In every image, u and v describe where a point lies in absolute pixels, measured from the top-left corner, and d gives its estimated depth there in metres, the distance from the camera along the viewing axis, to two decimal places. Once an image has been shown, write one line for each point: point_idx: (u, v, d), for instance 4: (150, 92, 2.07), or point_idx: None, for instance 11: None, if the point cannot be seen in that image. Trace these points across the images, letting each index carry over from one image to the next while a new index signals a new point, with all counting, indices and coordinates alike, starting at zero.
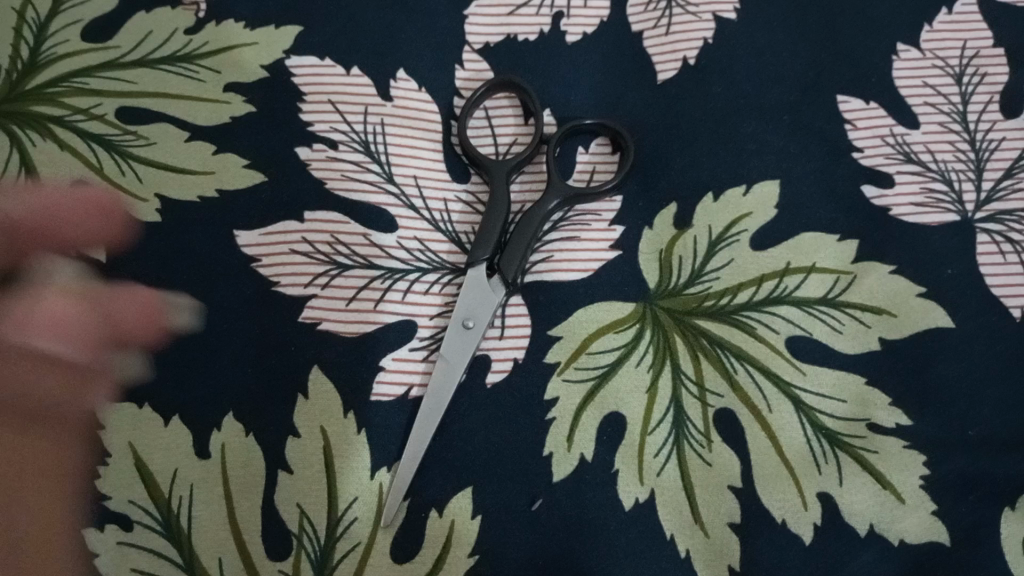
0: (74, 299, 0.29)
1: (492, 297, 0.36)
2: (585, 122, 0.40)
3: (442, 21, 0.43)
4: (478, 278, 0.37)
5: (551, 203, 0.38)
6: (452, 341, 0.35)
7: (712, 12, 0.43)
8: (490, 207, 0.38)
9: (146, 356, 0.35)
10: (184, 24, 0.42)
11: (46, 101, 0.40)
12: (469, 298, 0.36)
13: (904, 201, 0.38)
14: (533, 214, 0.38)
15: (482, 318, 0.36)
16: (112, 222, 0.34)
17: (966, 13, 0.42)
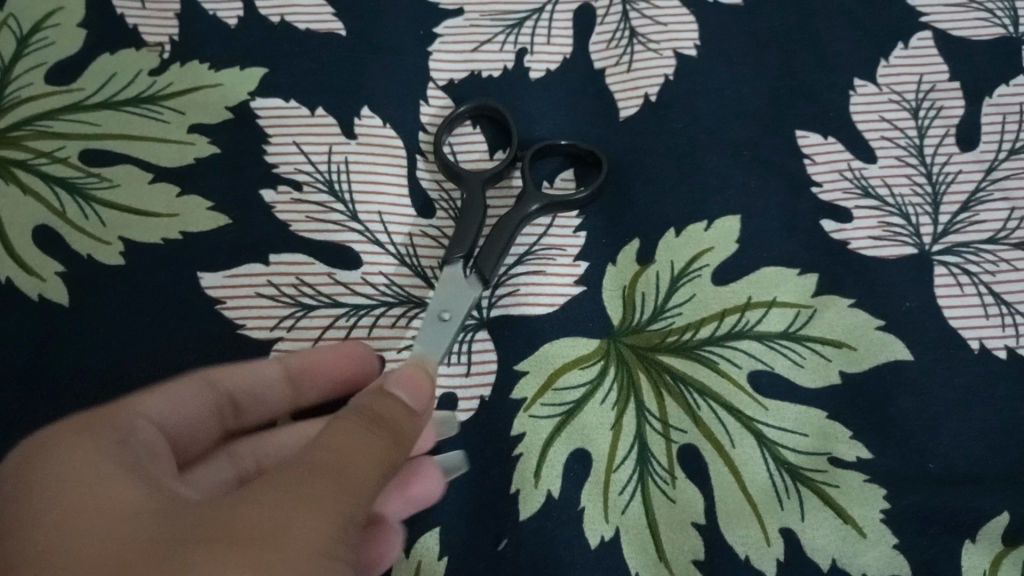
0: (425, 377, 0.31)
1: (470, 292, 0.36)
2: (560, 142, 0.41)
3: (406, 59, 0.43)
4: (454, 276, 0.37)
5: (531, 206, 0.39)
6: (429, 332, 0.35)
7: (672, 49, 0.43)
8: (466, 215, 0.38)
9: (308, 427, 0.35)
10: (148, 65, 0.42)
11: (9, 144, 0.40)
12: (447, 291, 0.36)
13: (862, 234, 0.39)
14: (512, 216, 0.38)
15: (460, 312, 0.36)
16: (341, 380, 0.34)
17: (922, 47, 0.42)
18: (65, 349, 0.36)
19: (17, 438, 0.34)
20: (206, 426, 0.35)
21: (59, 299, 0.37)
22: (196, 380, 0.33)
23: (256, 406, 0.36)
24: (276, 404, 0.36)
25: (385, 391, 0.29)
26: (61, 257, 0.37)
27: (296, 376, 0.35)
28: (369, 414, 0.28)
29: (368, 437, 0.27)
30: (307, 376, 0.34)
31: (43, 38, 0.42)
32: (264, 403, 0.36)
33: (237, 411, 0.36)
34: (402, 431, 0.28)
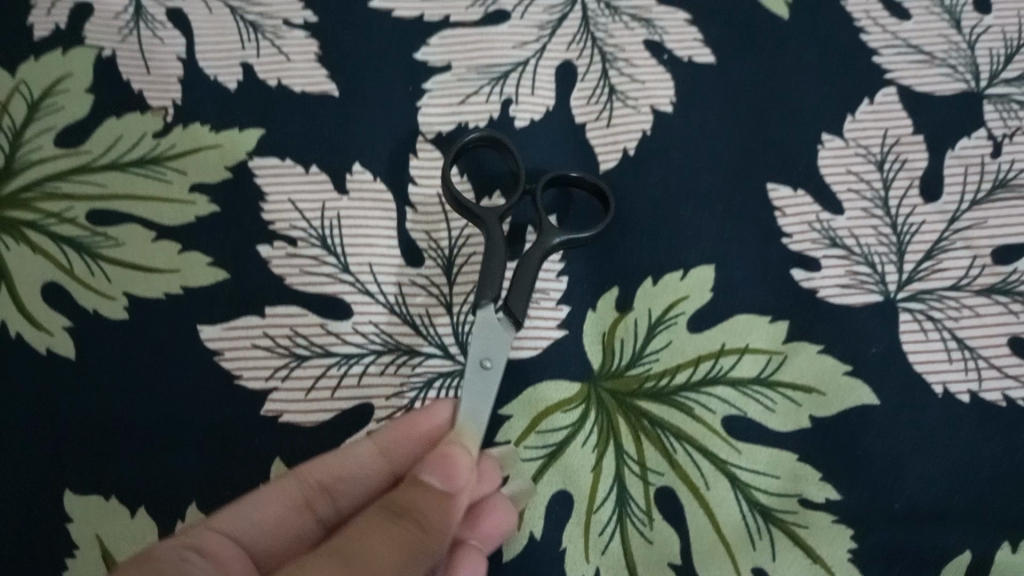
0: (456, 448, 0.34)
1: (505, 334, 0.38)
2: (570, 173, 0.43)
3: (396, 115, 0.45)
4: (488, 318, 0.38)
5: (555, 239, 0.40)
6: (472, 381, 0.37)
7: (649, 104, 0.45)
8: (490, 250, 0.39)
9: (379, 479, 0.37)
10: (152, 127, 0.44)
11: (20, 206, 0.42)
12: (483, 338, 0.38)
13: (830, 283, 0.40)
14: (536, 250, 0.40)
15: (499, 359, 0.38)
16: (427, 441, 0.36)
17: (888, 102, 0.44)
18: (73, 403, 0.38)
19: (30, 489, 0.37)
20: (296, 517, 0.37)
21: (68, 354, 0.39)
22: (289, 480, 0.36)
23: (348, 491, 0.38)
24: (373, 482, 0.37)
25: (419, 477, 0.33)
26: (69, 314, 0.40)
27: (386, 450, 0.36)
28: (399, 503, 0.33)
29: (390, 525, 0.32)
30: (399, 446, 0.36)
31: (53, 104, 0.44)
32: (361, 484, 0.37)
33: (330, 497, 0.38)
34: (427, 513, 0.32)
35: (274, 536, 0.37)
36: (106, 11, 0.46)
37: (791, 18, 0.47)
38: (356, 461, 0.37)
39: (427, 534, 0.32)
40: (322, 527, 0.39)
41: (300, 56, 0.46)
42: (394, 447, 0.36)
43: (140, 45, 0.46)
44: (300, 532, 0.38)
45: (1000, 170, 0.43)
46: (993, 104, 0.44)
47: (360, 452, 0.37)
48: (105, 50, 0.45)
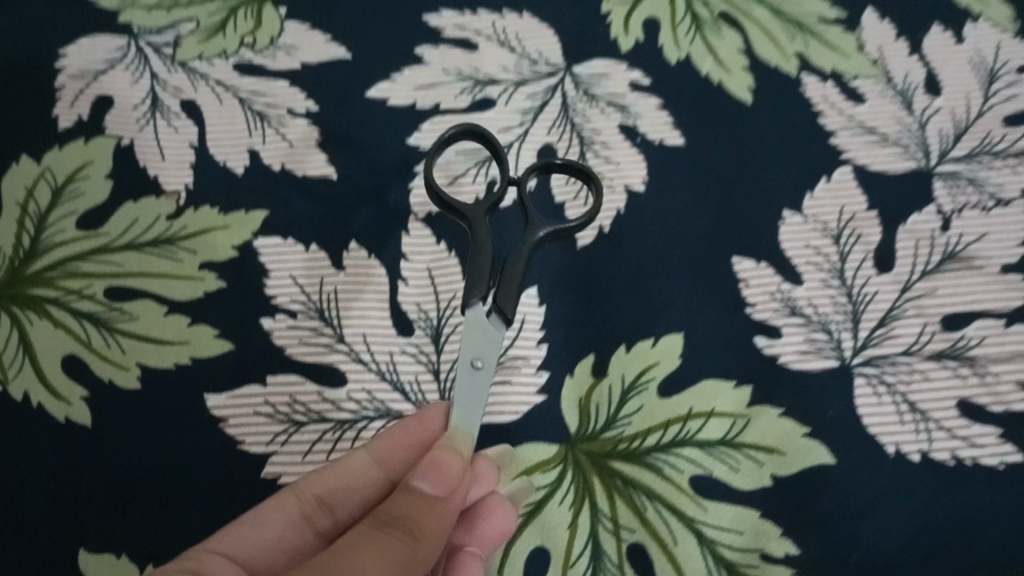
0: (448, 452, 0.36)
1: (495, 334, 0.39)
2: (556, 161, 0.44)
3: (389, 195, 0.49)
4: (478, 318, 0.39)
5: (542, 232, 0.41)
6: (464, 384, 0.39)
7: (623, 184, 0.48)
8: (476, 251, 0.40)
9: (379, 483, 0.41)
10: (166, 210, 0.48)
11: (44, 283, 0.45)
12: (473, 339, 0.39)
13: (790, 349, 0.44)
14: (524, 244, 0.41)
15: (490, 360, 0.39)
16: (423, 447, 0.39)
17: (844, 180, 0.48)
18: (89, 467, 0.42)
19: (49, 548, 0.40)
20: (298, 532, 0.40)
21: (85, 421, 0.42)
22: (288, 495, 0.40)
23: (347, 500, 0.41)
24: (370, 490, 0.41)
25: (412, 484, 0.35)
26: (87, 383, 0.43)
27: (382, 458, 0.40)
28: (394, 513, 0.34)
29: (388, 534, 0.32)
30: (396, 451, 0.40)
31: (75, 189, 0.48)
32: (358, 493, 0.41)
33: (329, 511, 0.41)
34: (423, 521, 0.34)
35: (275, 551, 0.40)
36: (125, 104, 0.50)
37: (754, 103, 0.50)
38: (354, 471, 0.40)
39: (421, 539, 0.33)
40: (323, 540, 0.42)
41: (301, 142, 0.50)
42: (390, 455, 0.40)
43: (156, 134, 0.50)
44: (301, 546, 0.41)
45: (949, 242, 0.46)
46: (943, 181, 0.48)
47: (358, 461, 0.40)
48: (123, 139, 0.49)
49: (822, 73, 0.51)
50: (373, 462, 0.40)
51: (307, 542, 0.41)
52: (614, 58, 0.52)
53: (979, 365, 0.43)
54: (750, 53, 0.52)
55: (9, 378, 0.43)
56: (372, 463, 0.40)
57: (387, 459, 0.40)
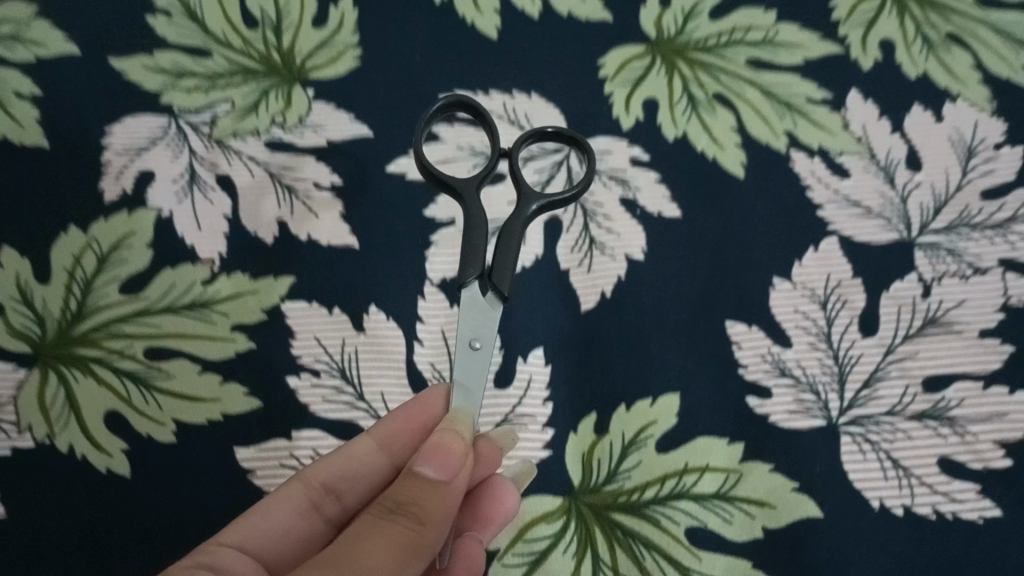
0: (448, 437, 0.39)
1: (491, 313, 0.44)
2: (546, 130, 0.50)
3: (407, 263, 0.53)
4: (474, 298, 0.44)
5: (532, 206, 0.46)
6: (465, 361, 0.43)
7: (624, 253, 0.52)
8: (471, 225, 0.44)
9: (384, 467, 0.46)
10: (201, 276, 0.52)
11: (89, 344, 0.50)
12: (472, 315, 0.43)
13: (781, 409, 0.47)
14: (516, 220, 0.45)
15: (487, 339, 0.43)
16: (425, 428, 0.44)
17: (831, 250, 0.51)
18: (128, 514, 0.46)
19: None
20: (307, 518, 0.45)
21: (125, 472, 0.47)
22: (295, 483, 0.45)
23: (352, 488, 0.46)
24: (376, 474, 0.46)
25: (416, 469, 0.38)
26: (128, 437, 0.48)
27: (384, 441, 0.45)
28: (399, 499, 0.37)
29: (391, 521, 0.36)
30: (395, 437, 0.45)
31: (119, 257, 0.52)
32: (364, 478, 0.46)
33: (336, 497, 0.46)
34: (426, 505, 0.36)
35: (286, 536, 0.44)
36: (165, 176, 0.54)
37: (746, 178, 0.54)
38: (360, 459, 0.45)
39: (425, 526, 0.36)
40: (332, 526, 0.47)
41: (326, 213, 0.54)
42: (393, 439, 0.45)
43: (193, 207, 0.54)
44: (310, 531, 0.46)
45: (930, 307, 0.49)
46: (923, 252, 0.51)
47: (364, 447, 0.45)
48: (163, 212, 0.53)
49: (810, 150, 0.55)
50: (378, 446, 0.45)
51: (317, 526, 0.46)
52: (616, 135, 0.56)
53: (958, 425, 0.46)
54: (742, 132, 0.56)
55: (55, 432, 0.48)
56: (376, 447, 0.45)
57: (389, 443, 0.45)
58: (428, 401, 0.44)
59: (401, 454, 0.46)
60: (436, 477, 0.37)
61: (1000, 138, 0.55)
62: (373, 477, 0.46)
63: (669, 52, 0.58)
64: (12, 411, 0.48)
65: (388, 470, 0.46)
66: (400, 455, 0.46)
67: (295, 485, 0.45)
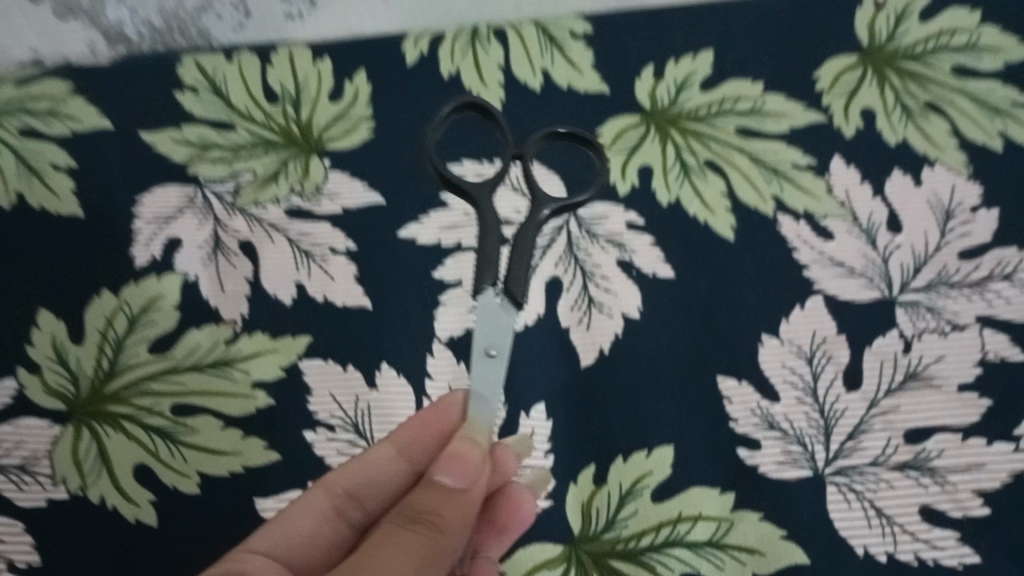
0: (465, 446, 0.41)
1: (505, 318, 0.43)
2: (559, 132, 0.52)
3: (416, 322, 0.56)
4: (489, 302, 0.43)
5: (546, 209, 0.47)
6: (481, 370, 0.44)
7: (621, 311, 0.55)
8: (485, 231, 0.44)
9: (405, 472, 0.48)
10: (225, 335, 0.55)
11: (119, 401, 0.53)
12: (487, 322, 0.43)
13: (769, 460, 0.50)
14: (531, 223, 0.46)
15: (502, 347, 0.43)
16: (442, 434, 0.47)
17: (816, 308, 0.54)
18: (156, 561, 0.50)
19: None
20: (331, 525, 0.47)
21: (152, 522, 0.51)
22: (317, 491, 0.47)
23: (373, 494, 0.48)
24: (397, 481, 0.48)
25: (436, 478, 0.40)
26: (155, 488, 0.51)
27: (403, 448, 0.47)
28: (418, 508, 0.39)
29: (409, 529, 0.38)
30: (413, 443, 0.47)
31: (149, 318, 0.56)
32: (385, 484, 0.48)
33: (358, 504, 0.48)
34: (444, 513, 0.39)
35: (311, 545, 0.46)
36: (191, 243, 0.58)
37: (736, 240, 0.57)
38: (381, 466, 0.48)
39: (443, 533, 0.38)
40: (356, 533, 0.48)
41: (342, 276, 0.57)
42: (411, 446, 0.47)
43: (217, 271, 0.58)
44: (336, 541, 0.47)
45: (911, 363, 0.52)
46: (905, 309, 0.54)
47: (385, 454, 0.48)
48: (189, 276, 0.57)
49: (795, 213, 0.58)
50: (398, 452, 0.47)
51: (343, 534, 0.47)
52: (613, 200, 0.59)
53: (939, 475, 0.49)
54: (732, 197, 0.59)
55: (87, 484, 0.52)
56: (396, 453, 0.47)
57: (409, 449, 0.47)
58: (444, 409, 0.47)
59: (422, 460, 0.47)
60: (454, 485, 0.40)
61: (976, 201, 0.57)
62: (393, 484, 0.48)
63: (664, 123, 0.62)
64: (47, 465, 0.52)
65: (409, 475, 0.48)
66: (421, 462, 0.47)
67: (319, 493, 0.47)
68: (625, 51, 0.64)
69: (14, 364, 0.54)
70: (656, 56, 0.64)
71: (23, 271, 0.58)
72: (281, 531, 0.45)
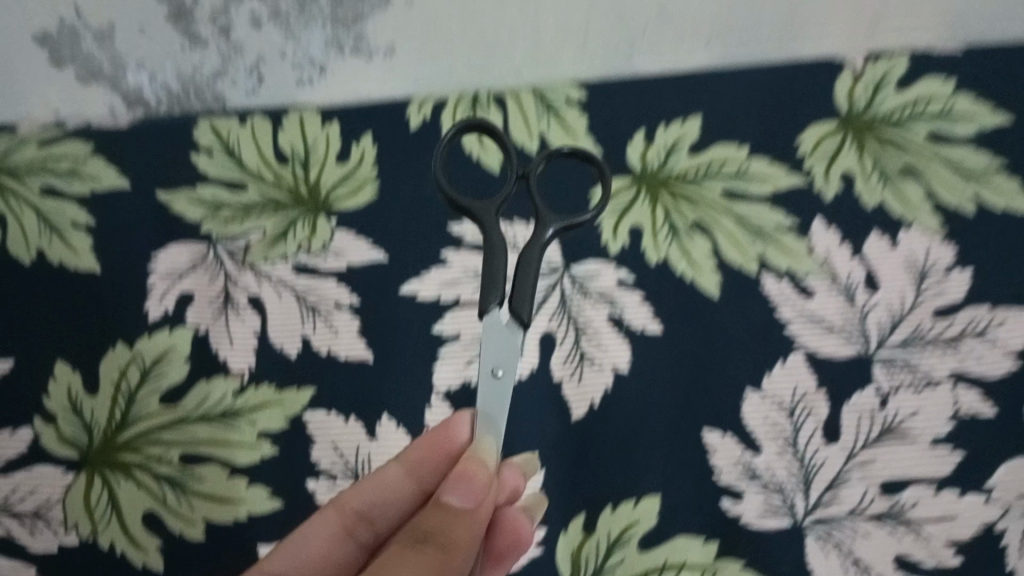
0: (471, 470, 0.43)
1: (512, 337, 0.46)
2: (562, 148, 0.54)
3: (416, 375, 0.59)
4: (497, 323, 0.46)
5: (549, 229, 0.49)
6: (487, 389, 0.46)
7: (611, 365, 0.58)
8: (493, 254, 0.47)
9: (413, 491, 0.50)
10: (233, 387, 0.58)
11: (130, 450, 0.56)
12: (495, 342, 0.46)
13: (750, 510, 0.54)
14: (535, 244, 0.48)
15: (509, 368, 0.46)
16: (449, 454, 0.48)
17: (796, 364, 0.57)
18: None
19: None
20: (342, 543, 0.50)
21: (159, 566, 0.54)
22: (329, 512, 0.50)
23: (383, 513, 0.50)
24: (405, 502, 0.50)
25: (444, 501, 0.42)
26: (162, 534, 0.55)
27: (411, 469, 0.49)
28: (426, 529, 0.41)
29: (418, 548, 0.39)
30: (420, 466, 0.49)
31: (160, 369, 0.58)
32: (395, 504, 0.50)
33: (368, 523, 0.51)
34: (452, 534, 0.40)
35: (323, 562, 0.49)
36: (202, 298, 0.61)
37: (721, 299, 0.60)
38: (390, 487, 0.50)
39: (450, 550, 0.40)
40: (365, 550, 0.51)
41: (345, 331, 0.60)
42: (419, 467, 0.49)
43: (226, 325, 0.60)
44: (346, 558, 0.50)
45: (888, 416, 0.55)
46: (881, 365, 0.57)
47: (394, 474, 0.50)
48: (200, 329, 0.60)
49: (778, 272, 0.60)
50: (406, 474, 0.49)
51: (353, 551, 0.50)
52: (605, 258, 0.61)
53: (913, 525, 0.53)
54: (718, 256, 0.61)
55: (99, 529, 0.55)
56: (405, 474, 0.49)
57: (416, 471, 0.49)
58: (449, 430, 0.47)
59: (429, 480, 0.49)
60: (461, 506, 0.41)
61: (950, 262, 0.60)
62: (401, 505, 0.50)
63: (653, 183, 0.64)
64: (60, 511, 0.55)
65: (417, 494, 0.50)
66: (428, 483, 0.50)
67: (330, 515, 0.50)
68: (615, 120, 0.66)
69: (34, 414, 0.58)
70: (647, 120, 0.66)
71: (44, 325, 0.61)
72: (295, 551, 0.48)
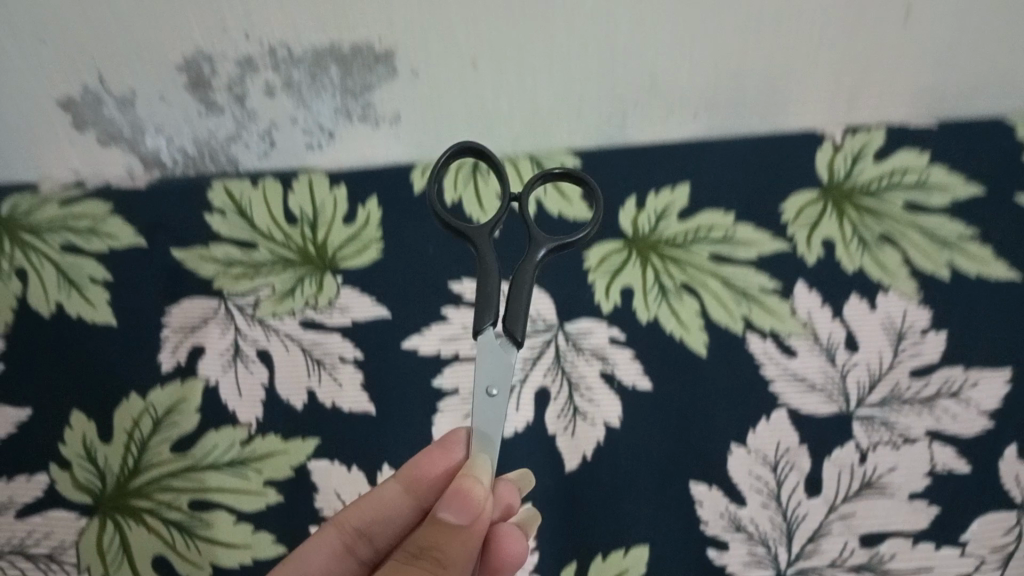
0: (468, 485, 0.45)
1: (505, 354, 0.49)
2: (552, 172, 0.56)
3: (416, 427, 0.62)
4: (490, 340, 0.50)
5: (541, 250, 0.52)
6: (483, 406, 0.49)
7: (602, 419, 0.60)
8: (484, 276, 0.50)
9: (410, 508, 0.53)
10: (240, 436, 0.61)
11: (141, 495, 0.59)
12: (490, 360, 0.49)
13: (736, 560, 0.56)
14: (528, 264, 0.51)
15: (502, 385, 0.49)
16: (445, 474, 0.51)
17: (779, 420, 0.60)
18: None
19: None
20: (342, 560, 0.52)
21: None
22: (331, 531, 0.52)
23: (382, 530, 0.53)
24: (403, 520, 0.53)
25: (440, 517, 0.44)
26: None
27: (409, 486, 0.52)
28: (422, 547, 0.43)
29: (415, 565, 0.42)
30: (417, 482, 0.52)
31: (172, 419, 0.61)
32: (393, 520, 0.53)
33: (367, 540, 0.53)
34: (447, 551, 0.43)
35: None
36: (213, 350, 0.64)
37: (709, 357, 0.63)
38: (388, 505, 0.52)
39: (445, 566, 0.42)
40: (366, 566, 0.53)
41: (349, 384, 0.63)
42: (416, 483, 0.52)
43: (235, 377, 0.63)
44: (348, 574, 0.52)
45: (867, 472, 0.58)
46: (860, 422, 0.60)
47: (393, 491, 0.52)
48: (210, 380, 0.63)
49: (762, 332, 0.63)
50: (404, 489, 0.52)
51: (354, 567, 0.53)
52: (597, 317, 0.64)
53: None
54: (705, 316, 0.64)
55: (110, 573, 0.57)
56: (403, 490, 0.52)
57: (414, 487, 0.52)
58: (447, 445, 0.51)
59: (426, 496, 0.52)
60: (456, 523, 0.43)
61: (926, 324, 0.63)
62: (398, 524, 0.53)
63: (644, 247, 0.67)
64: (74, 555, 0.58)
65: (414, 511, 0.53)
66: (425, 500, 0.52)
67: (331, 533, 0.52)
68: (607, 189, 0.70)
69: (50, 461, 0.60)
70: (638, 188, 0.70)
71: (62, 376, 0.63)
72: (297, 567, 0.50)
